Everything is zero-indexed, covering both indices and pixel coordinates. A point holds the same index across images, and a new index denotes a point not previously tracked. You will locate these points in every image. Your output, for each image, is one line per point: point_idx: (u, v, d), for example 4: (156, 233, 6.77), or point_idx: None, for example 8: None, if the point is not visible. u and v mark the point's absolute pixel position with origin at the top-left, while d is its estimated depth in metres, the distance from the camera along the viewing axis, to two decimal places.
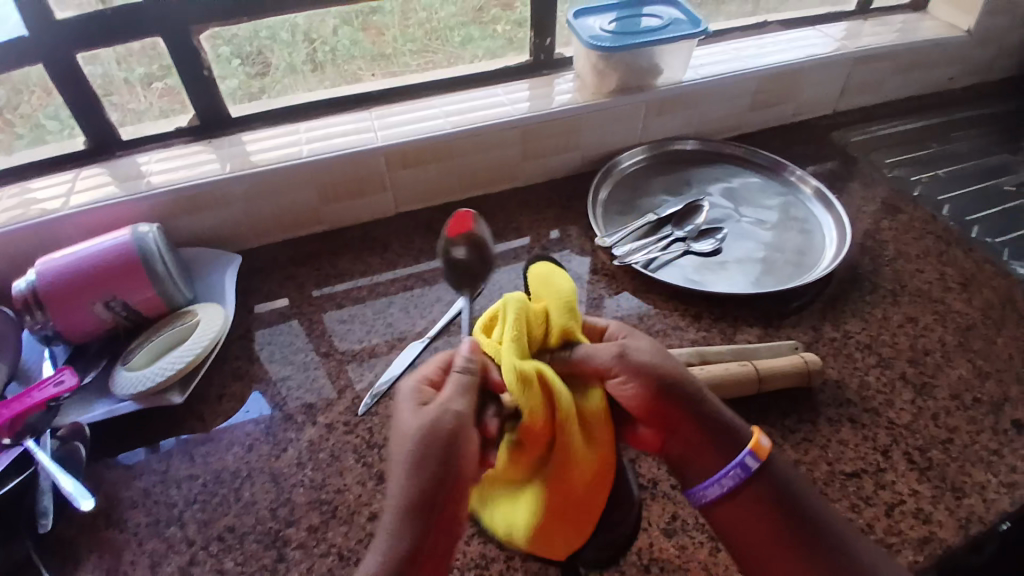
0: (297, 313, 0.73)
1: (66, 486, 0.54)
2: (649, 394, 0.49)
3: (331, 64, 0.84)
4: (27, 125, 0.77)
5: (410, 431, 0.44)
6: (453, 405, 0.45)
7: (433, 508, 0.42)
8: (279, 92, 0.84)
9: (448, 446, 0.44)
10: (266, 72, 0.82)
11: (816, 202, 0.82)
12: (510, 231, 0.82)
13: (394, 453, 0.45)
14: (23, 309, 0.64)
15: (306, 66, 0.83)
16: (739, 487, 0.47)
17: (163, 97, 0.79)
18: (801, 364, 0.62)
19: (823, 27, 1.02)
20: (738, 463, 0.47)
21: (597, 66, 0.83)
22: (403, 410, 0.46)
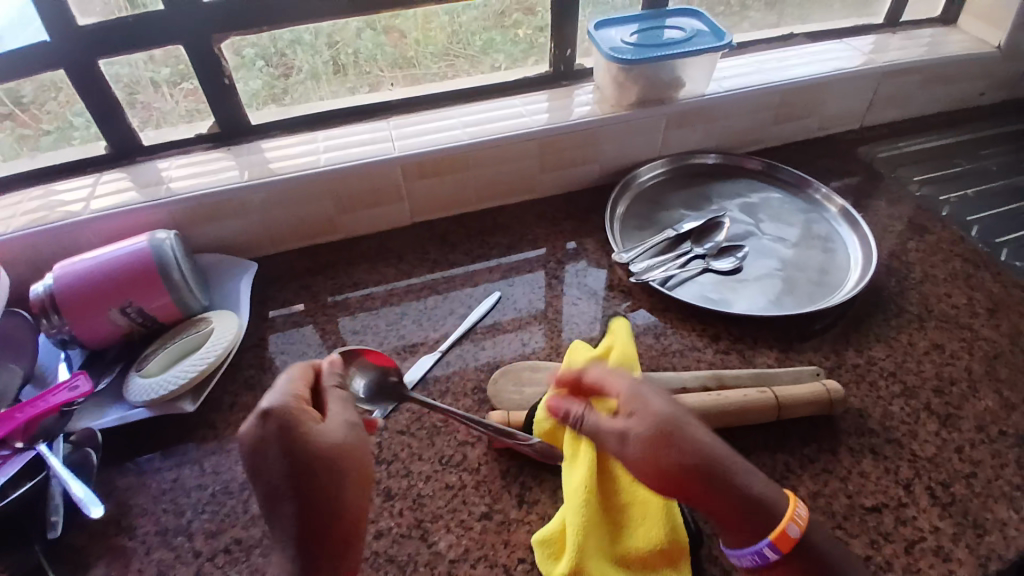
0: (310, 322, 0.72)
1: (77, 492, 0.54)
2: (657, 477, 0.45)
3: (354, 66, 0.84)
4: (54, 122, 0.77)
5: (281, 467, 0.45)
6: (339, 426, 0.48)
7: (332, 527, 0.44)
8: (302, 93, 0.84)
9: (338, 465, 0.46)
10: (289, 74, 0.81)
11: (841, 221, 0.80)
12: (525, 243, 0.82)
13: (270, 497, 0.45)
14: (40, 312, 0.64)
15: (328, 68, 0.83)
16: (761, 568, 0.44)
17: (189, 97, 0.79)
18: (823, 392, 0.59)
19: (850, 39, 0.99)
20: (755, 551, 0.44)
21: (618, 78, 0.82)
22: (267, 439, 0.45)
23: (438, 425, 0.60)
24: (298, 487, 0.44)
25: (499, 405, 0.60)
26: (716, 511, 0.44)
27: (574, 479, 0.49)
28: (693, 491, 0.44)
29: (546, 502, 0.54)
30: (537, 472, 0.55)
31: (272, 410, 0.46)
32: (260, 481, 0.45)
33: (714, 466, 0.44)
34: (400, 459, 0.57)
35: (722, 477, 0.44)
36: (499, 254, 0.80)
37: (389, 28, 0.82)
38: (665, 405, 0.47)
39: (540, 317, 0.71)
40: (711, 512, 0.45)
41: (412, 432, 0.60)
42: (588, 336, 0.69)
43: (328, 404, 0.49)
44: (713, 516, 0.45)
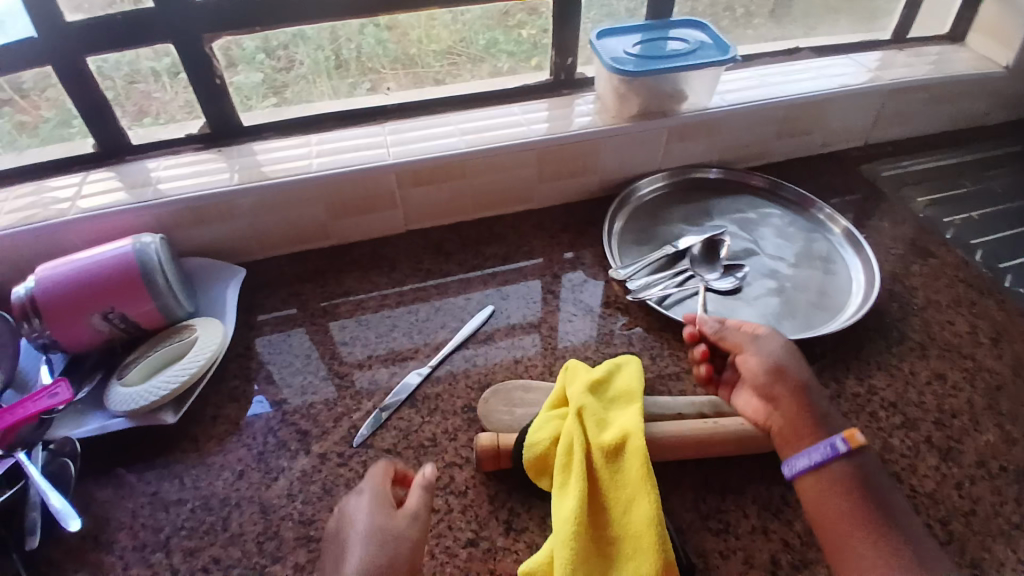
0: (298, 332, 0.71)
1: (55, 503, 0.53)
2: (765, 372, 0.55)
3: (355, 61, 0.82)
4: (53, 109, 0.75)
5: (357, 537, 0.47)
6: (408, 519, 0.49)
7: None
8: (302, 87, 0.82)
9: (394, 554, 0.47)
10: (290, 67, 0.80)
11: (844, 243, 0.79)
12: (521, 254, 0.80)
13: (337, 561, 0.47)
14: (20, 316, 0.63)
15: (330, 62, 0.81)
16: (829, 461, 0.49)
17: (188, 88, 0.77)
18: None
19: (856, 55, 0.98)
20: (828, 441, 0.50)
21: (619, 90, 0.80)
22: (357, 509, 0.49)
23: (426, 444, 0.59)
24: (362, 559, 0.46)
25: (490, 426, 0.58)
26: (791, 415, 0.52)
27: (567, 505, 0.48)
28: (790, 389, 0.53)
29: (536, 530, 0.52)
30: (526, 498, 0.54)
31: (367, 483, 0.51)
32: (336, 544, 0.48)
33: (807, 381, 0.54)
34: None
35: (808, 393, 0.53)
36: (495, 265, 0.79)
37: (387, 30, 0.81)
38: (787, 343, 0.58)
39: (534, 333, 0.70)
40: (787, 414, 0.52)
41: (399, 450, 0.58)
42: (583, 354, 0.67)
43: (413, 492, 0.50)
44: (788, 424, 0.52)
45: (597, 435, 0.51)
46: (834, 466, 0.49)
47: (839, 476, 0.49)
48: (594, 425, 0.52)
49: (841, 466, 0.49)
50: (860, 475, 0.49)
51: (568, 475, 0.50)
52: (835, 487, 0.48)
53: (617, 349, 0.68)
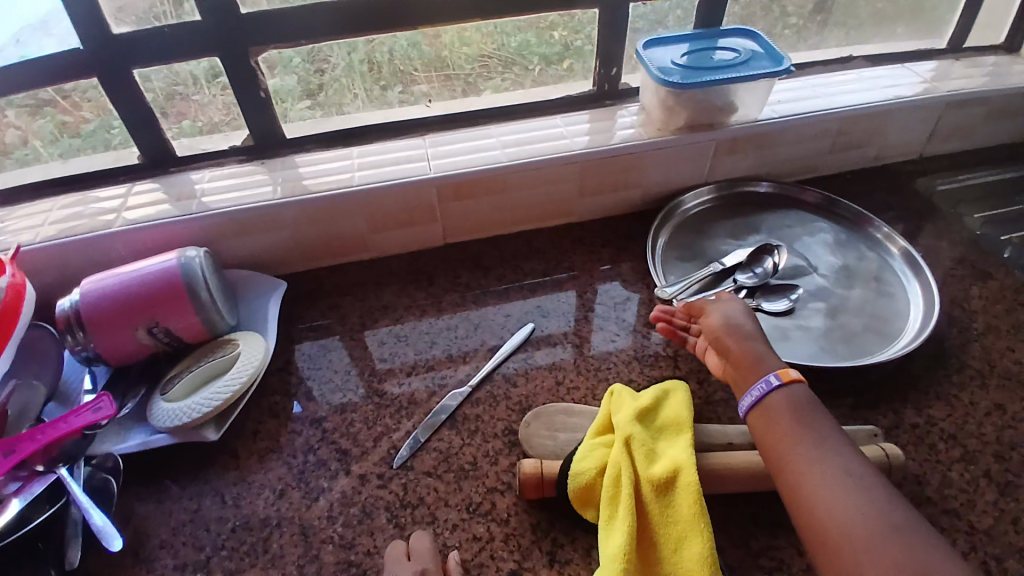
0: (337, 347, 0.70)
1: (96, 521, 0.53)
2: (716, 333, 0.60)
3: (388, 64, 0.80)
4: (95, 111, 0.75)
5: None
6: None
7: None
8: (335, 90, 0.81)
9: None
10: (323, 69, 0.78)
11: (902, 264, 0.75)
12: (561, 270, 0.78)
13: None
14: (65, 329, 0.63)
15: (362, 65, 0.80)
16: (765, 395, 0.53)
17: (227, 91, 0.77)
18: (880, 457, 0.55)
19: (911, 65, 0.94)
20: (764, 380, 0.53)
21: (666, 101, 0.78)
22: None
23: (467, 468, 0.57)
24: None
25: (532, 453, 0.57)
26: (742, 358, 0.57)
27: (615, 540, 0.47)
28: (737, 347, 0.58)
29: (580, 563, 0.51)
30: (568, 529, 0.53)
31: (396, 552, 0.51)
32: None
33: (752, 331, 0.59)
34: (426, 503, 0.55)
35: (751, 344, 0.58)
36: (534, 282, 0.77)
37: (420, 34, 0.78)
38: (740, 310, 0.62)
39: (575, 353, 0.68)
40: (733, 359, 0.58)
41: (439, 473, 0.57)
42: (627, 376, 0.66)
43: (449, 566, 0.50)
44: (736, 371, 0.57)
45: (646, 466, 0.49)
46: (771, 399, 0.52)
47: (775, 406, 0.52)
48: (643, 454, 0.50)
49: (775, 399, 0.52)
50: (792, 402, 0.51)
51: (617, 507, 0.49)
52: (771, 419, 0.51)
53: (661, 372, 0.66)
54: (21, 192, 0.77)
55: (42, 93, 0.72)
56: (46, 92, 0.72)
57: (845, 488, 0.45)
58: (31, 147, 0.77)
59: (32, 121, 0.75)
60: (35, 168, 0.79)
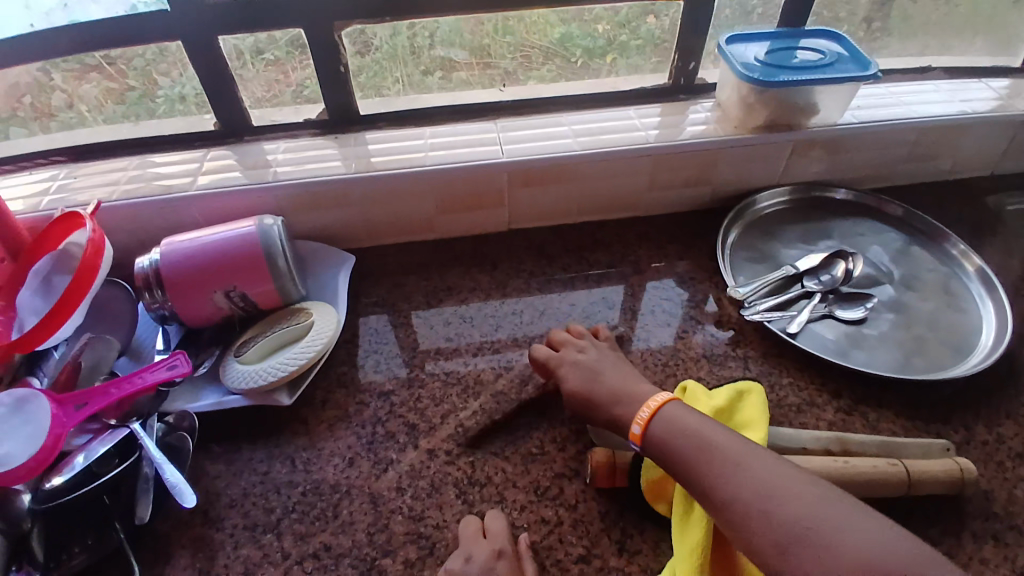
0: (403, 324, 0.71)
1: (171, 478, 0.54)
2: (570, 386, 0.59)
3: (427, 49, 0.80)
4: (140, 79, 0.76)
5: None
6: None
7: None
8: (373, 74, 0.80)
9: None
10: (365, 51, 0.77)
11: (976, 281, 0.74)
12: (625, 264, 0.78)
13: None
14: (143, 287, 0.65)
15: (406, 51, 0.79)
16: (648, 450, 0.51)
17: (269, 67, 0.77)
18: (956, 472, 0.55)
19: (993, 79, 0.91)
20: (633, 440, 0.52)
21: (747, 99, 0.77)
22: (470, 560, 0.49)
23: (534, 452, 0.58)
24: None
25: (600, 443, 0.57)
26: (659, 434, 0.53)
27: (692, 535, 0.47)
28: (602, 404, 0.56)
29: (648, 554, 0.51)
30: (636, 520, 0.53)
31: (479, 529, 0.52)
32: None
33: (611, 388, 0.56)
34: (494, 483, 0.56)
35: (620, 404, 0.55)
36: (599, 273, 0.77)
37: (462, 21, 0.78)
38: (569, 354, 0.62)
39: (640, 346, 0.68)
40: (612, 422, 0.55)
41: (507, 455, 0.58)
42: (695, 373, 0.65)
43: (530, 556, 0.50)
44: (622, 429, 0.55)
45: None
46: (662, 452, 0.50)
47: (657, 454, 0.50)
48: None
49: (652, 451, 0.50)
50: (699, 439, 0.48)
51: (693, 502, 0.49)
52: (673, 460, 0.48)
53: (728, 372, 0.65)
54: (98, 151, 0.79)
55: (90, 59, 0.74)
56: (93, 58, 0.74)
57: (840, 518, 0.42)
58: (76, 111, 0.78)
59: (78, 87, 0.76)
60: (81, 132, 0.80)
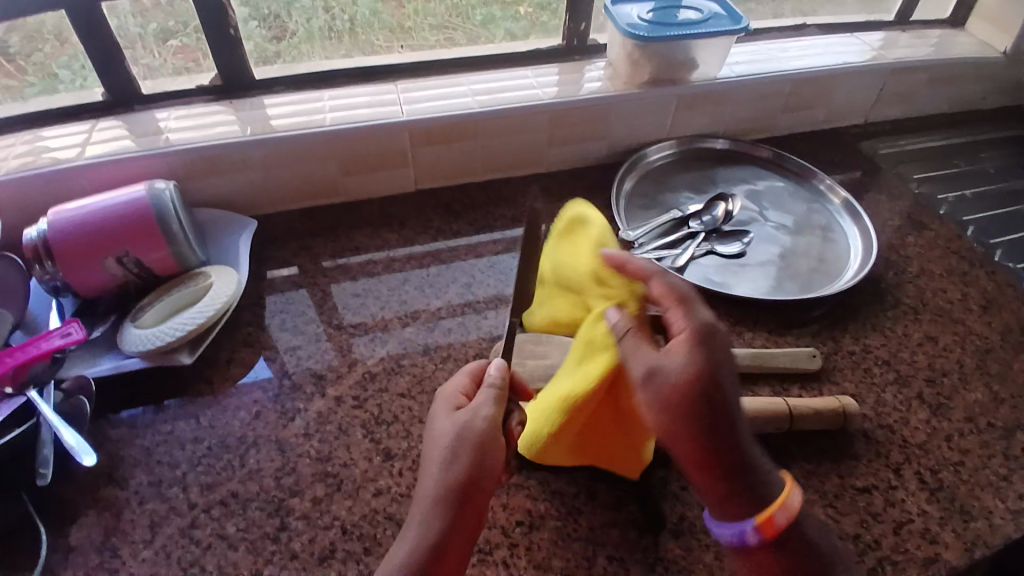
0: (309, 283, 0.72)
1: (69, 441, 0.52)
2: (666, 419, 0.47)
3: (349, 32, 0.83)
4: (39, 74, 0.75)
5: (440, 437, 0.48)
6: (481, 407, 0.49)
7: (467, 495, 0.46)
8: (296, 58, 0.83)
9: (472, 444, 0.47)
10: (282, 36, 0.80)
11: (843, 213, 0.81)
12: (529, 217, 0.81)
13: (426, 461, 0.48)
14: (32, 258, 0.63)
15: (326, 33, 0.82)
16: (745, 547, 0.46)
17: (178, 55, 0.78)
18: (837, 407, 0.60)
19: (861, 34, 0.99)
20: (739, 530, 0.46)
21: (632, 55, 0.81)
22: (437, 414, 0.50)
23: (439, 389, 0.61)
24: (443, 456, 0.47)
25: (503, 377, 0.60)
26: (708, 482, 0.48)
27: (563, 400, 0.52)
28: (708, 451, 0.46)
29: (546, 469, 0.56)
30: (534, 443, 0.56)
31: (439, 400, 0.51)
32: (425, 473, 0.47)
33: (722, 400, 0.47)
34: (400, 421, 0.58)
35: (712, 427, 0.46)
36: (504, 226, 0.80)
37: (381, 2, 0.82)
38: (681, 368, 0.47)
39: None
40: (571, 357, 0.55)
41: (413, 395, 0.60)
42: None
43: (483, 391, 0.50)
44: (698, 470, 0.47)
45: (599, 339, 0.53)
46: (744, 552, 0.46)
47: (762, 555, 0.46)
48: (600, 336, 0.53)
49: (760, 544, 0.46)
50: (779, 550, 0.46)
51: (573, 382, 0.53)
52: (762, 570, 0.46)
53: None
54: None
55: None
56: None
57: None
58: None
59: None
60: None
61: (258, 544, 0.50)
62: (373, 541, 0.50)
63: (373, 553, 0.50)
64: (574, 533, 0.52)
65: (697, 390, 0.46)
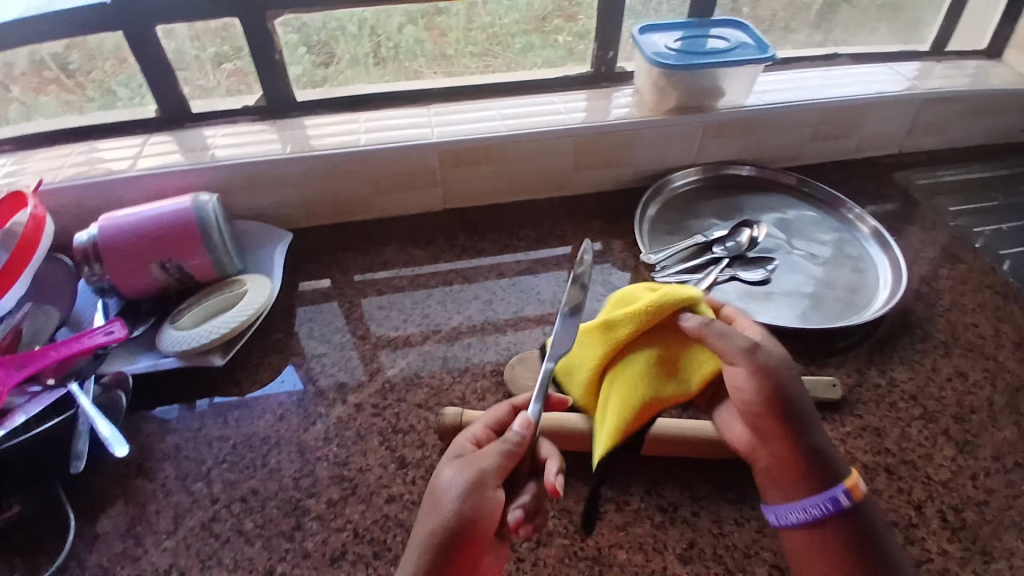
0: (338, 294, 0.74)
1: (104, 431, 0.55)
2: (758, 396, 0.49)
3: (393, 60, 0.87)
4: (97, 91, 0.81)
5: (442, 483, 0.46)
6: (490, 458, 0.46)
7: (456, 547, 0.44)
8: (342, 82, 0.87)
9: (470, 495, 0.44)
10: (330, 62, 0.85)
11: (872, 242, 0.81)
12: (553, 237, 0.83)
13: (426, 504, 0.46)
14: (82, 261, 0.67)
15: (369, 59, 0.86)
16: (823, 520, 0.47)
17: (231, 77, 0.83)
18: None
19: (895, 65, 0.99)
20: (830, 497, 0.47)
21: (658, 83, 0.83)
22: (451, 459, 0.48)
23: (455, 402, 0.62)
24: (445, 504, 0.45)
25: (518, 392, 0.62)
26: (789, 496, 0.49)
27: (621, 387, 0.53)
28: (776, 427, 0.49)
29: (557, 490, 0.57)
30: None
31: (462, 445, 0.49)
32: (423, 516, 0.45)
33: (795, 407, 0.49)
34: (416, 430, 0.60)
35: (796, 418, 0.49)
36: (527, 246, 0.82)
37: (426, 31, 0.85)
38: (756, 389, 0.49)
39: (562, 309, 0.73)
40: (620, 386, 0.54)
41: (430, 406, 0.62)
42: None
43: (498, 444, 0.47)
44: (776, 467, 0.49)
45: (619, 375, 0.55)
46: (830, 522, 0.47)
47: (833, 536, 0.47)
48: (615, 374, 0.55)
49: (834, 523, 0.47)
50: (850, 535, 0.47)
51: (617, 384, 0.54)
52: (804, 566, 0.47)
53: None
54: (40, 139, 0.80)
55: (47, 70, 0.78)
56: (50, 70, 0.78)
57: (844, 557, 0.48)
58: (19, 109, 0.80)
59: (36, 98, 0.80)
60: (26, 128, 0.81)
61: (273, 541, 0.52)
62: (382, 545, 0.52)
63: (383, 558, 0.51)
64: (580, 552, 0.52)
65: (766, 402, 0.49)
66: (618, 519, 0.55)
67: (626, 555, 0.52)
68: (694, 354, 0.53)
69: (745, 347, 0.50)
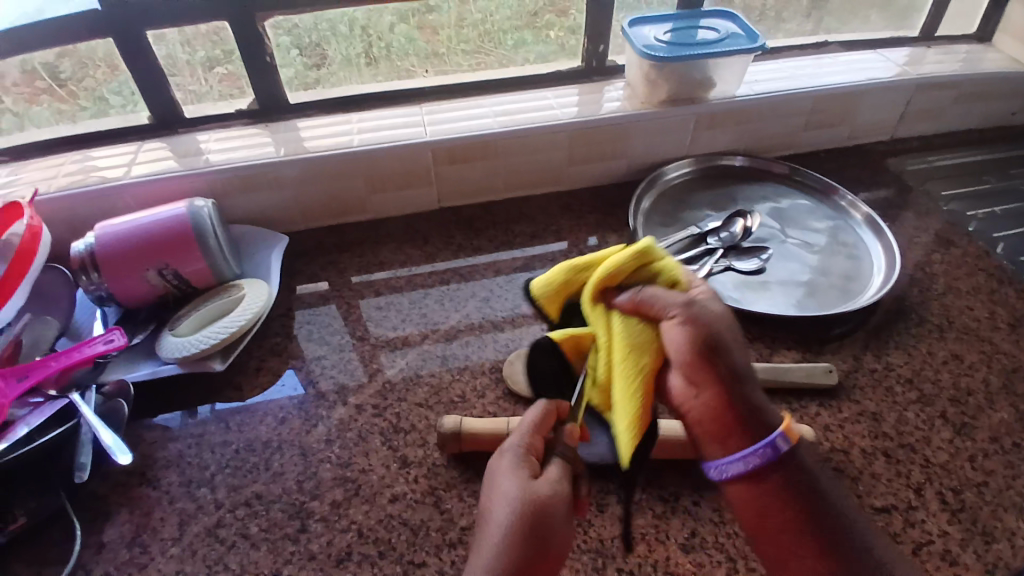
0: (336, 296, 0.75)
1: (107, 440, 0.56)
2: (694, 346, 0.48)
3: (385, 60, 0.87)
4: (90, 99, 0.81)
5: (506, 507, 0.45)
6: (552, 481, 0.47)
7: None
8: (334, 83, 0.87)
9: (544, 523, 0.45)
10: (322, 63, 0.85)
11: (866, 228, 0.81)
12: (549, 233, 0.83)
13: (487, 530, 0.45)
14: (79, 270, 0.67)
15: (361, 59, 0.86)
16: (767, 466, 0.46)
17: (224, 81, 0.83)
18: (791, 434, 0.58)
19: (886, 51, 0.99)
20: (768, 442, 0.46)
21: (649, 75, 0.83)
22: (504, 479, 0.47)
23: (455, 400, 0.63)
24: (515, 535, 0.44)
25: (517, 388, 0.62)
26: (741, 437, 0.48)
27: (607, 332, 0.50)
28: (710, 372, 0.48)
29: None
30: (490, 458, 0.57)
31: (509, 461, 0.48)
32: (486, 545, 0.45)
33: (722, 345, 0.49)
34: (417, 429, 0.60)
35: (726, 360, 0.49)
36: (523, 242, 0.82)
37: (417, 30, 0.85)
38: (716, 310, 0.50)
39: None
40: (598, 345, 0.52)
41: (430, 404, 0.62)
42: None
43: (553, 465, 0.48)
44: (711, 417, 0.48)
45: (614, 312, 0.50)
46: (770, 469, 0.47)
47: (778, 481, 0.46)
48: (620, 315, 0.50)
49: (778, 470, 0.47)
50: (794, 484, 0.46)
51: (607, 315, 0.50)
52: (751, 509, 0.47)
53: None
54: (32, 148, 0.80)
55: (39, 79, 0.77)
56: (42, 79, 0.78)
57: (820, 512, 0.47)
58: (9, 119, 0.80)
59: (28, 108, 0.80)
60: (18, 138, 0.81)
61: (278, 544, 0.53)
62: (387, 544, 0.52)
63: (387, 557, 0.51)
64: (583, 545, 0.53)
65: (700, 349, 0.48)
66: (620, 511, 0.55)
67: (629, 546, 0.53)
68: (643, 270, 0.52)
69: (682, 303, 0.49)
